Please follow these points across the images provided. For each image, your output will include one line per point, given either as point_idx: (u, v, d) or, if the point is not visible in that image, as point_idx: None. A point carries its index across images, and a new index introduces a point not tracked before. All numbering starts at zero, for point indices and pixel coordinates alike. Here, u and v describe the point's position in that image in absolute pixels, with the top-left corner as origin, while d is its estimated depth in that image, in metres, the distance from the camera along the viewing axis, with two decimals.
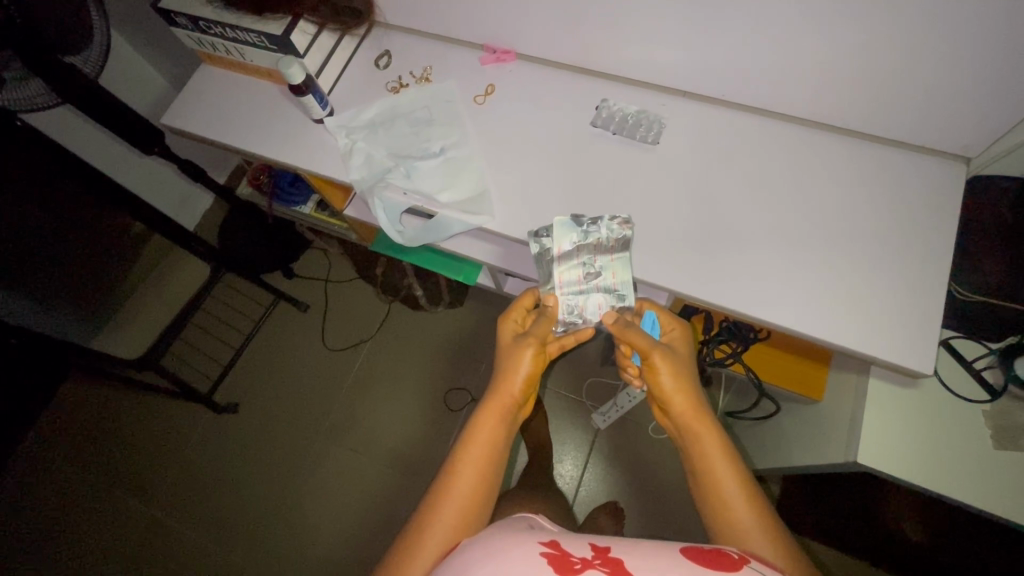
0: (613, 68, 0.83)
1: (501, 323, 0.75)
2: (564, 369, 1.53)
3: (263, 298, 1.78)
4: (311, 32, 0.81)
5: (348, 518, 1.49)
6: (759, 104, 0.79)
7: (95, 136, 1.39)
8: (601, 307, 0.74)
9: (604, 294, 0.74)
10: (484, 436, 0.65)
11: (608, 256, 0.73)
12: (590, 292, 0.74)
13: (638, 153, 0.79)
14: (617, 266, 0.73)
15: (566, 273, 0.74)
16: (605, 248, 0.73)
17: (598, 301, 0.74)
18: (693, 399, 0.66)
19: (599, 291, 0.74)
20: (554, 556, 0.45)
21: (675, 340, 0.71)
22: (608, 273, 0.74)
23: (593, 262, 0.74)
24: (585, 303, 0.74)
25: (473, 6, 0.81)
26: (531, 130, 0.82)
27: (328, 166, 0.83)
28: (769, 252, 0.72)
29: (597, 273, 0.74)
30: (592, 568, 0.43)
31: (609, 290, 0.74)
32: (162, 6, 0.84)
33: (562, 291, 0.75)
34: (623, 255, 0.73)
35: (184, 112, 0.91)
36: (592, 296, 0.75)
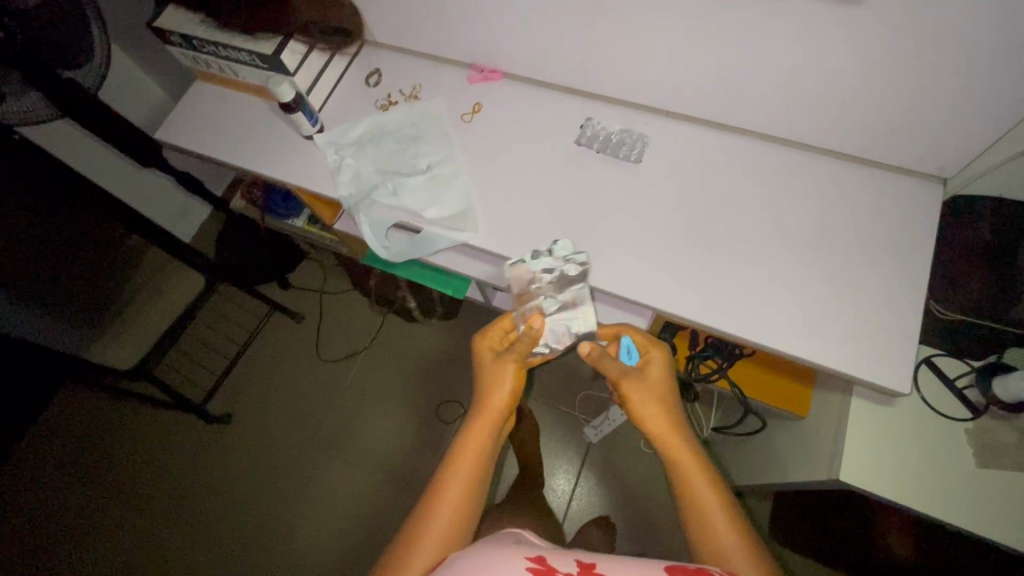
0: (598, 88, 0.85)
1: (476, 343, 0.75)
2: (555, 382, 1.54)
3: (258, 309, 1.79)
4: (301, 52, 0.83)
5: (342, 531, 1.48)
6: (740, 124, 0.80)
7: (92, 148, 1.41)
8: (564, 336, 0.74)
9: (567, 323, 0.74)
10: (470, 451, 0.65)
11: (567, 287, 0.73)
12: (556, 323, 0.74)
13: (622, 172, 0.80)
14: (576, 297, 0.73)
15: (529, 306, 0.73)
16: (564, 281, 0.73)
17: (561, 330, 0.74)
18: (671, 423, 0.66)
19: (562, 321, 0.74)
20: (539, 570, 0.46)
21: (656, 363, 0.70)
22: (569, 303, 0.74)
23: (554, 295, 0.73)
24: (552, 335, 0.74)
25: (461, 27, 0.83)
26: (517, 149, 0.83)
27: (317, 182, 0.84)
28: (749, 270, 0.73)
29: (560, 304, 0.73)
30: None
31: (570, 318, 0.74)
32: (156, 26, 0.85)
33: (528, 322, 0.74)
34: (581, 286, 0.73)
35: (178, 128, 0.93)
36: (556, 327, 0.74)
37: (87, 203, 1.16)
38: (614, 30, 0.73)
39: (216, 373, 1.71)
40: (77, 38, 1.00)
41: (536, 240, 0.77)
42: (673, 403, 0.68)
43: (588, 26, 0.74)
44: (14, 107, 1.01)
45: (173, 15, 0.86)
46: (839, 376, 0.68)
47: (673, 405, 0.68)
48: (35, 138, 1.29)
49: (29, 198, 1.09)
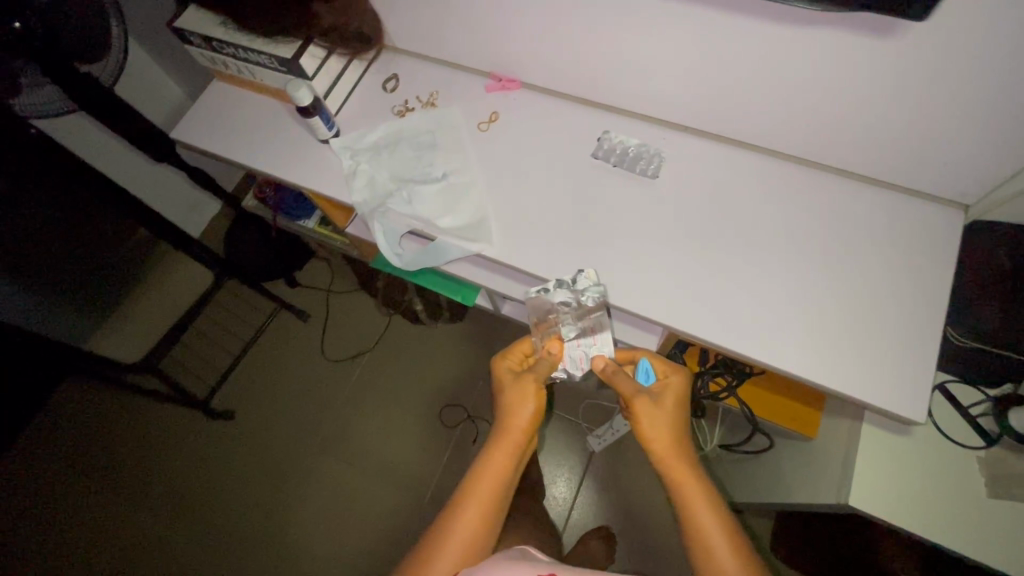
0: (616, 101, 0.85)
1: (497, 363, 0.76)
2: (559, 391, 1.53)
3: (264, 306, 1.79)
4: (320, 56, 0.83)
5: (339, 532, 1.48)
6: (758, 142, 0.80)
7: (105, 141, 1.41)
8: (582, 360, 0.76)
9: (585, 347, 0.77)
10: (493, 473, 0.64)
11: (587, 316, 0.76)
12: (576, 350, 0.76)
13: (638, 186, 0.80)
14: (594, 325, 0.77)
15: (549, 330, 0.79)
16: (583, 311, 0.76)
17: (580, 354, 0.76)
18: (677, 447, 0.65)
19: (579, 344, 0.77)
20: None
21: (672, 386, 0.70)
22: (588, 330, 0.77)
23: (574, 323, 0.77)
24: (574, 362, 0.77)
25: (481, 36, 0.83)
26: (532, 159, 0.83)
27: (331, 187, 0.84)
28: (764, 290, 0.72)
29: (578, 331, 0.77)
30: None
31: (589, 344, 0.77)
32: (176, 26, 0.85)
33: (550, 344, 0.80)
34: (600, 316, 0.75)
35: (195, 129, 0.93)
36: (574, 350, 0.77)
37: (100, 197, 1.16)
38: (636, 45, 0.73)
39: (221, 369, 1.72)
40: (95, 34, 1.00)
41: (548, 253, 0.77)
42: (682, 428, 0.68)
43: (609, 40, 0.74)
44: (28, 100, 1.01)
45: (194, 15, 0.86)
46: (851, 401, 0.67)
47: (681, 429, 0.68)
48: (48, 131, 1.29)
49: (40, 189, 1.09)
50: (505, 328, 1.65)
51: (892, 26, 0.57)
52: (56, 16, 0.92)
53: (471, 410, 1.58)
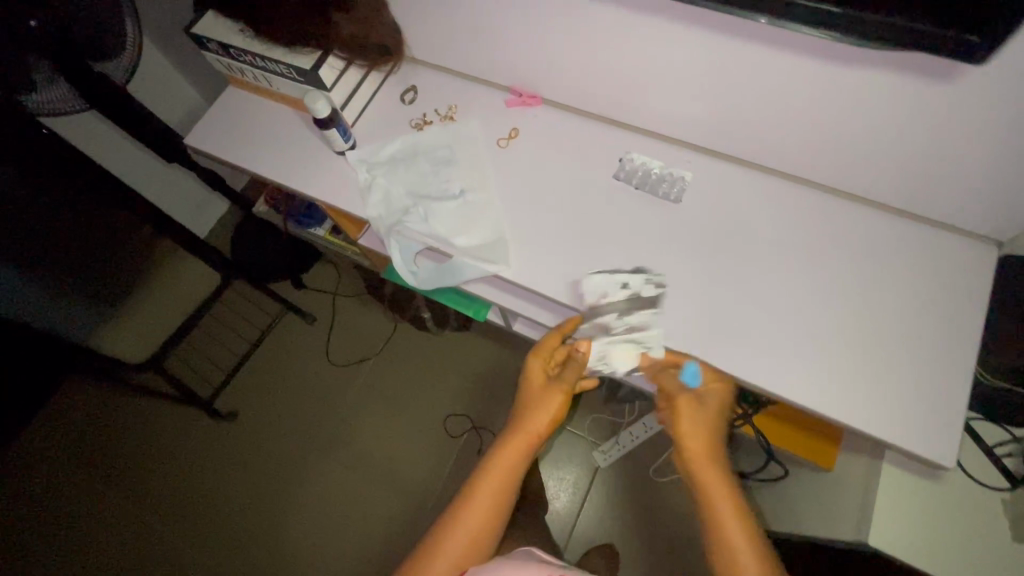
0: (638, 121, 0.83)
1: (528, 358, 0.73)
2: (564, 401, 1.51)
3: (270, 307, 1.77)
4: (338, 67, 0.82)
5: (336, 533, 1.48)
6: (784, 167, 0.78)
7: (116, 139, 1.40)
8: (627, 356, 0.72)
9: (631, 342, 0.72)
10: (503, 474, 0.64)
11: (640, 310, 0.72)
12: (625, 343, 0.72)
13: (659, 210, 0.78)
14: (642, 322, 0.72)
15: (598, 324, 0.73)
16: (639, 304, 0.73)
17: (626, 350, 0.72)
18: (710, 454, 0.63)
19: (626, 338, 0.72)
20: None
21: (714, 393, 0.68)
22: (636, 328, 0.72)
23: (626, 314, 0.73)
24: (620, 358, 0.72)
25: (503, 49, 0.81)
26: (552, 179, 0.81)
27: (346, 201, 0.83)
28: (788, 322, 0.70)
29: (627, 325, 0.72)
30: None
31: (636, 341, 0.72)
32: (193, 32, 0.84)
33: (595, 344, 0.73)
34: (653, 311, 0.72)
35: (209, 136, 0.92)
36: (618, 346, 0.72)
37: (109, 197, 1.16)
38: (662, 64, 0.71)
39: (226, 369, 1.70)
40: (110, 32, 0.99)
41: (566, 277, 0.75)
42: (718, 434, 0.66)
43: (633, 60, 0.72)
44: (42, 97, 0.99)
45: (211, 21, 0.84)
46: (873, 440, 0.65)
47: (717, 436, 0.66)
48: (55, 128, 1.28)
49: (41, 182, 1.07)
50: (512, 339, 1.63)
51: (926, 58, 0.55)
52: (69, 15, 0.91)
53: (476, 420, 1.56)
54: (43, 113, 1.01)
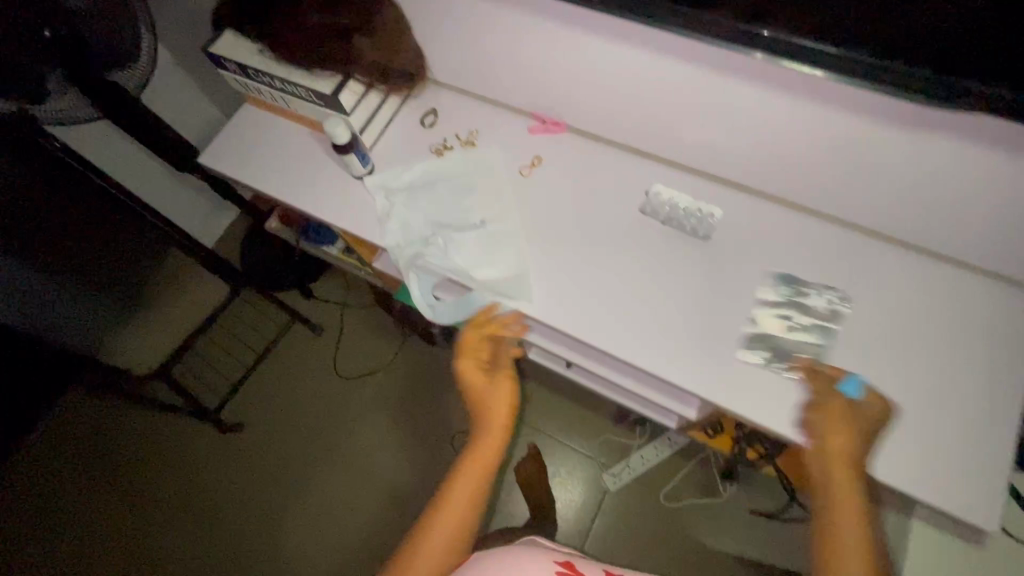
0: (665, 151, 0.80)
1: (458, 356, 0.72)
2: (574, 413, 1.49)
3: (278, 317, 1.74)
4: (359, 92, 0.80)
5: (337, 538, 1.47)
6: (816, 204, 0.75)
7: (128, 147, 1.39)
8: (793, 354, 0.68)
9: (798, 345, 0.69)
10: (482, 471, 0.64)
11: (813, 319, 0.70)
12: (783, 342, 0.69)
13: (686, 246, 0.76)
14: (815, 331, 0.69)
15: (765, 319, 0.70)
16: (816, 315, 0.70)
17: (792, 348, 0.69)
18: (850, 471, 0.57)
19: (794, 340, 0.69)
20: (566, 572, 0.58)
21: (872, 412, 0.61)
22: (803, 335, 0.69)
23: (798, 320, 0.70)
24: (777, 355, 0.68)
25: (530, 73, 0.79)
26: (576, 210, 0.79)
27: (363, 227, 0.80)
28: (821, 369, 0.67)
29: (795, 330, 0.70)
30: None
31: (803, 344, 0.69)
32: (212, 51, 0.82)
33: (758, 336, 0.70)
34: (828, 326, 0.69)
35: (224, 155, 0.90)
36: (785, 343, 0.69)
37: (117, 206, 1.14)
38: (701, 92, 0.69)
39: (232, 381, 1.67)
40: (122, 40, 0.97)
41: (590, 314, 0.73)
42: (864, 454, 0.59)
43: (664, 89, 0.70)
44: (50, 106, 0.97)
45: (230, 41, 0.82)
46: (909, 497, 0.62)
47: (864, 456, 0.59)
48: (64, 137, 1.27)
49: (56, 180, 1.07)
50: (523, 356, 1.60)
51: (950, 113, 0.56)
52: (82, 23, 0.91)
53: None
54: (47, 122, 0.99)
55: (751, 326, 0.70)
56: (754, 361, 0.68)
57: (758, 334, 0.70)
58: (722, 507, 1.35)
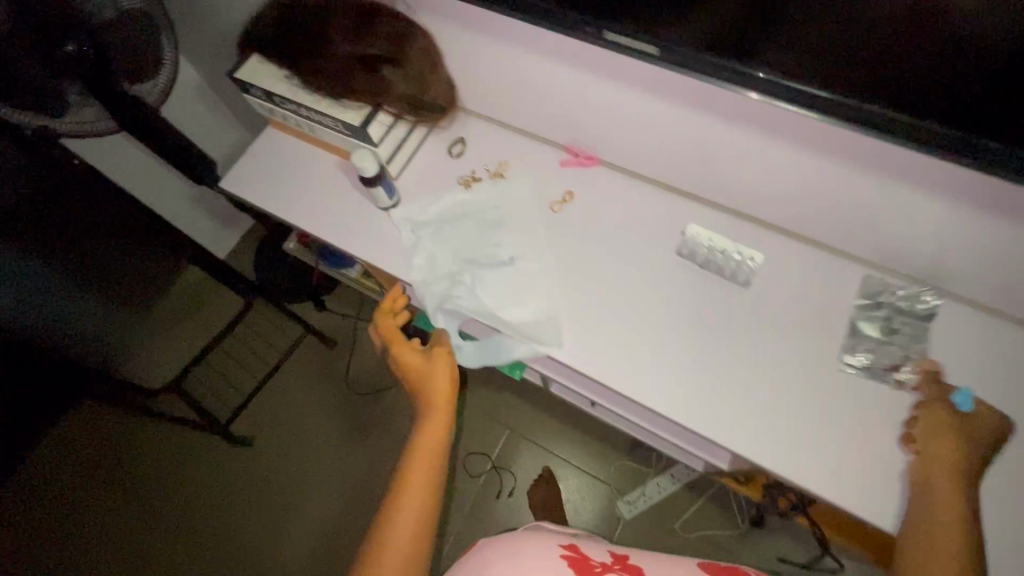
0: (701, 189, 0.78)
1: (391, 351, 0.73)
2: (589, 437, 1.46)
3: (291, 330, 1.72)
4: (387, 123, 0.77)
5: (333, 544, 1.46)
6: (859, 249, 0.72)
7: (147, 160, 1.38)
8: (896, 357, 0.67)
9: (900, 348, 0.68)
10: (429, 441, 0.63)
11: (909, 320, 0.69)
12: (889, 347, 0.68)
13: (722, 290, 0.73)
14: (914, 332, 0.69)
15: (863, 322, 0.70)
16: (912, 315, 0.69)
17: (895, 350, 0.68)
18: (959, 473, 0.55)
19: (893, 342, 0.68)
20: (576, 557, 0.68)
21: (986, 424, 0.58)
22: (903, 337, 0.69)
23: (894, 321, 0.70)
24: (884, 363, 0.67)
25: (563, 105, 0.77)
26: (609, 251, 0.77)
27: (389, 262, 0.78)
28: (867, 428, 0.64)
29: (893, 332, 0.69)
30: (608, 570, 0.68)
31: (905, 344, 0.68)
32: (237, 77, 0.79)
33: (858, 338, 0.69)
34: (925, 324, 0.69)
35: (245, 181, 0.88)
36: (887, 346, 0.68)
37: None
38: (748, 133, 0.65)
39: (244, 393, 1.65)
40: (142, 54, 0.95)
41: (623, 359, 0.71)
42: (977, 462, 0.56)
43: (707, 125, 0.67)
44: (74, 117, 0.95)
45: (256, 66, 0.80)
46: None
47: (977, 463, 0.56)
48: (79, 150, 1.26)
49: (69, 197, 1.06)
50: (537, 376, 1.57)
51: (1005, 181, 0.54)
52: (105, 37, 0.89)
53: (497, 460, 1.47)
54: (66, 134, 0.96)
55: (851, 333, 0.69)
56: (860, 372, 0.67)
57: (861, 339, 0.69)
58: (739, 540, 1.31)
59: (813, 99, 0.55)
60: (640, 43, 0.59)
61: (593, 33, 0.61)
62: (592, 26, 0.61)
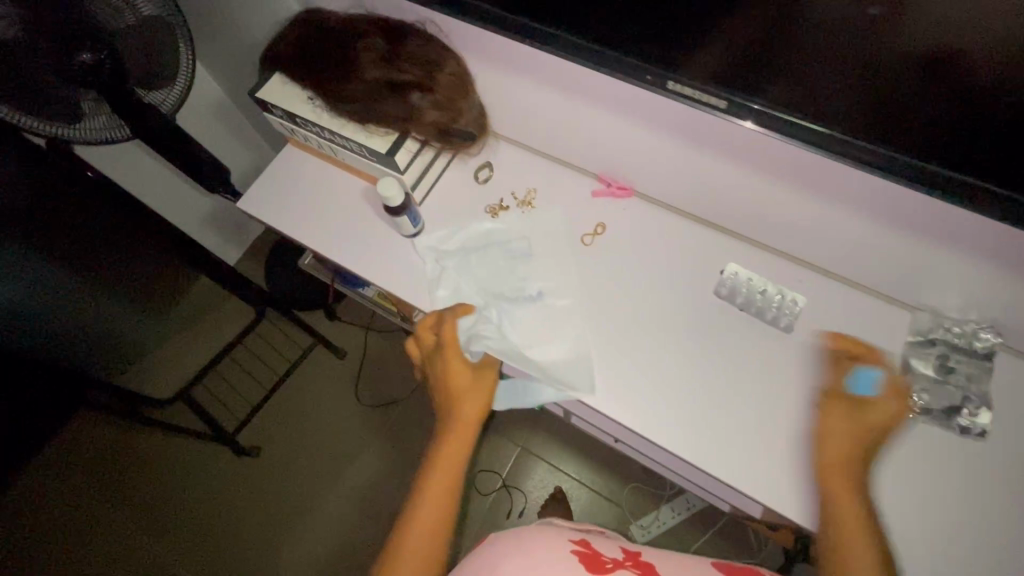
0: (737, 224, 0.75)
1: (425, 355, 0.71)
2: (603, 457, 1.43)
3: (301, 339, 1.69)
4: (414, 150, 0.75)
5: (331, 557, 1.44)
6: (905, 292, 0.69)
7: (159, 167, 1.35)
8: (950, 399, 0.63)
9: (955, 389, 0.64)
10: (450, 460, 0.63)
11: (968, 357, 0.64)
12: (948, 388, 0.64)
13: (761, 332, 0.70)
14: (974, 371, 0.64)
15: (917, 360, 0.66)
16: (969, 353, 0.64)
17: (949, 392, 0.64)
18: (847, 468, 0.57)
19: (949, 383, 0.64)
20: (587, 554, 0.61)
21: (888, 413, 0.58)
22: (961, 376, 0.64)
23: (951, 358, 0.65)
24: (942, 405, 0.64)
25: (598, 132, 0.75)
26: (643, 286, 0.75)
27: (413, 292, 0.76)
28: (910, 482, 0.62)
29: (952, 372, 0.64)
30: (620, 567, 0.60)
31: (962, 385, 0.64)
32: (259, 96, 0.77)
33: (911, 378, 0.65)
34: (984, 363, 0.64)
35: (263, 202, 0.85)
36: (943, 388, 0.64)
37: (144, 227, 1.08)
38: (795, 171, 0.63)
39: (252, 403, 1.63)
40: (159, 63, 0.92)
41: (657, 405, 0.67)
42: (863, 462, 0.58)
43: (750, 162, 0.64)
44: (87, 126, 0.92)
45: (278, 85, 0.77)
46: None
47: (863, 457, 0.58)
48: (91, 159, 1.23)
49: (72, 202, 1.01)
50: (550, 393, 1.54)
51: None
52: (123, 47, 0.86)
53: (507, 478, 1.44)
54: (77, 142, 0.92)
55: (906, 373, 0.66)
56: (915, 415, 0.64)
57: (914, 379, 0.65)
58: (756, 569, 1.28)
59: (907, 164, 0.48)
60: (709, 93, 0.53)
61: (658, 81, 0.55)
62: (658, 73, 0.54)
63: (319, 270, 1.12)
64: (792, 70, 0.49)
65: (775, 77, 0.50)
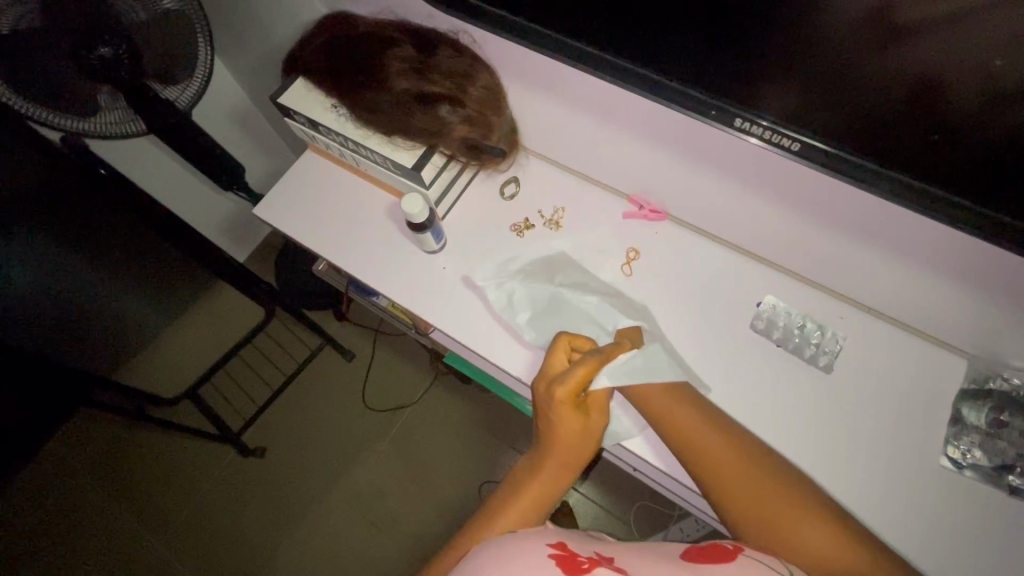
0: (774, 255, 0.73)
1: (545, 366, 0.63)
2: (611, 472, 1.41)
3: (309, 339, 1.67)
4: (440, 165, 0.73)
5: (331, 564, 1.42)
6: (951, 333, 0.66)
7: (171, 163, 1.32)
8: (1005, 454, 0.61)
9: (1010, 444, 0.61)
10: (538, 497, 0.59)
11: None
12: (998, 443, 0.62)
13: (792, 369, 0.69)
14: None
15: (968, 410, 0.64)
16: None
17: (1003, 445, 0.61)
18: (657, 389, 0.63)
19: (1001, 437, 0.62)
20: (562, 556, 0.47)
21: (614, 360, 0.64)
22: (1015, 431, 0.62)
23: (1003, 410, 0.62)
24: (993, 462, 0.61)
25: (635, 154, 0.71)
26: (681, 311, 0.73)
27: (434, 310, 0.74)
28: (946, 534, 0.60)
29: (1006, 425, 0.62)
30: (601, 567, 0.47)
31: (1012, 437, 0.61)
32: (281, 101, 0.74)
33: (961, 428, 0.64)
34: None
35: (282, 211, 0.82)
36: (994, 441, 0.62)
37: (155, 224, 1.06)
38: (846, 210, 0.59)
39: (257, 403, 1.61)
40: (178, 57, 0.89)
41: None
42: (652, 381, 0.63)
43: (797, 196, 0.61)
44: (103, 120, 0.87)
45: (301, 91, 0.74)
46: None
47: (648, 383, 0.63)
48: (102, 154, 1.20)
49: (82, 198, 0.98)
50: None
51: None
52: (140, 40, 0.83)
53: None
54: (91, 136, 0.88)
55: (954, 423, 0.64)
56: (964, 470, 0.62)
57: (964, 430, 0.64)
58: None
59: None
60: (788, 136, 0.44)
61: (722, 117, 0.46)
62: (722, 107, 0.46)
63: (332, 274, 1.10)
64: (896, 116, 0.39)
65: (869, 129, 0.41)
